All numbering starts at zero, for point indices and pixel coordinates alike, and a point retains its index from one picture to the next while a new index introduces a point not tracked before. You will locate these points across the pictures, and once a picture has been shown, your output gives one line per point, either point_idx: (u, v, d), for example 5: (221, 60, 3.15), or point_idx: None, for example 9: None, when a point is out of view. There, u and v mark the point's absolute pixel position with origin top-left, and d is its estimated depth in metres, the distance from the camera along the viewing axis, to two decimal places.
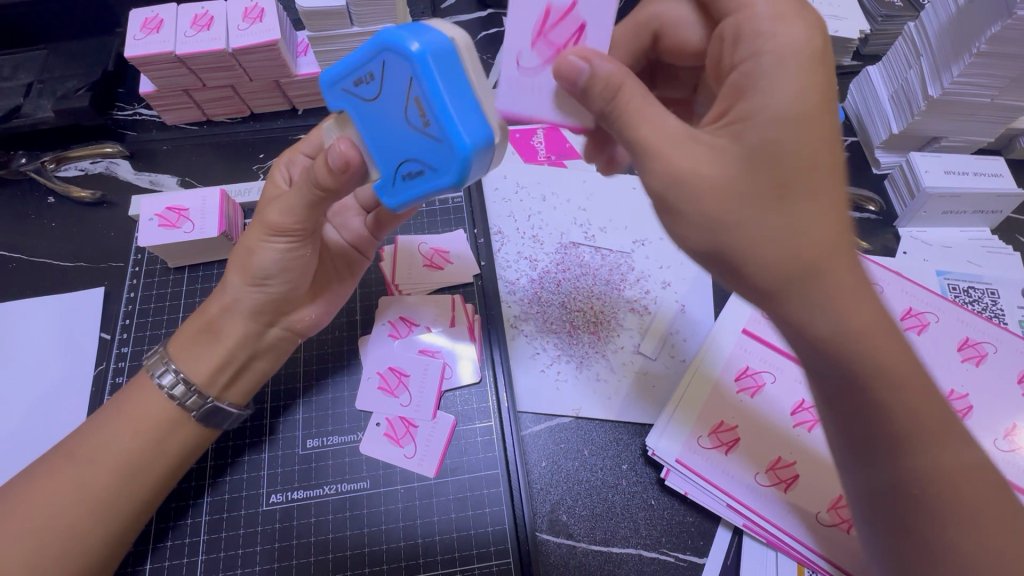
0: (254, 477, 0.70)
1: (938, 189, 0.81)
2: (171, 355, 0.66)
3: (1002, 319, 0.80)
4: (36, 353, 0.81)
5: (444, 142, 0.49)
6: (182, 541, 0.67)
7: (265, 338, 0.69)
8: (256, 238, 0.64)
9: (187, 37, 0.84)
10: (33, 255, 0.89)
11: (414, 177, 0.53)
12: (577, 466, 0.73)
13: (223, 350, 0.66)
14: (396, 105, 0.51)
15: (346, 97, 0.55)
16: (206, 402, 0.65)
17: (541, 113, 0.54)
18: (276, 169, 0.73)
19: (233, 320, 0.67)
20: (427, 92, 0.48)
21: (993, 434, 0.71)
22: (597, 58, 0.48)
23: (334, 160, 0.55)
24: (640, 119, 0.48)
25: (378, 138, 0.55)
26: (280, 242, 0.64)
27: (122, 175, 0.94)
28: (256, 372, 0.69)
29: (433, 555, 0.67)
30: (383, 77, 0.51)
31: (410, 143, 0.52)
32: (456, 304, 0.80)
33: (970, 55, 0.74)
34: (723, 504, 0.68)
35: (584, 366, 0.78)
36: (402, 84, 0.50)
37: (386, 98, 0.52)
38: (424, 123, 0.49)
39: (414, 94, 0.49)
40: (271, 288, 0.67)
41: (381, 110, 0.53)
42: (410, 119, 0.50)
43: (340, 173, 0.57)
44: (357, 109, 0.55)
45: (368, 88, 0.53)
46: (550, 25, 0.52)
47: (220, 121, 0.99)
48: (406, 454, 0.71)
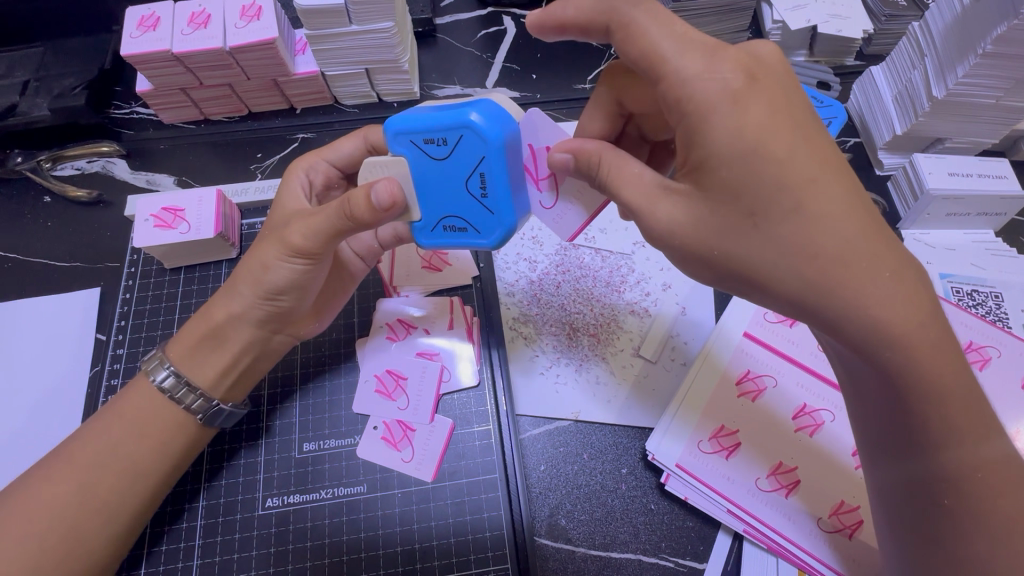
0: (251, 480, 0.70)
1: (942, 191, 0.80)
2: (171, 358, 0.65)
3: (1006, 322, 0.79)
4: (30, 355, 0.80)
5: (495, 215, 0.57)
6: (177, 545, 0.67)
7: (270, 343, 0.69)
8: (271, 255, 0.62)
9: (184, 35, 0.83)
10: (29, 255, 0.88)
11: (453, 231, 0.60)
12: (576, 470, 0.72)
13: (228, 356, 0.66)
14: (461, 173, 0.55)
15: (410, 148, 0.56)
16: (211, 405, 0.65)
17: (577, 222, 0.60)
18: (294, 174, 0.71)
19: (241, 327, 0.65)
20: (495, 173, 0.54)
21: None
22: (574, 146, 0.54)
23: (380, 198, 0.55)
24: (622, 174, 0.52)
25: (430, 191, 0.58)
26: (298, 262, 0.62)
27: (118, 174, 0.94)
28: (251, 374, 0.69)
29: (430, 560, 0.66)
30: (456, 148, 0.54)
31: (461, 203, 0.57)
32: (454, 308, 0.79)
33: (975, 55, 0.73)
34: (724, 510, 0.68)
35: (583, 369, 0.78)
36: (472, 160, 0.54)
37: (451, 164, 0.55)
38: (482, 196, 0.56)
39: (481, 171, 0.55)
40: (283, 301, 0.65)
41: (442, 171, 0.56)
42: (470, 189, 0.56)
43: (382, 212, 0.56)
44: (418, 161, 0.57)
45: (437, 150, 0.55)
46: (535, 169, 0.58)
47: (217, 120, 0.99)
48: (404, 458, 0.71)
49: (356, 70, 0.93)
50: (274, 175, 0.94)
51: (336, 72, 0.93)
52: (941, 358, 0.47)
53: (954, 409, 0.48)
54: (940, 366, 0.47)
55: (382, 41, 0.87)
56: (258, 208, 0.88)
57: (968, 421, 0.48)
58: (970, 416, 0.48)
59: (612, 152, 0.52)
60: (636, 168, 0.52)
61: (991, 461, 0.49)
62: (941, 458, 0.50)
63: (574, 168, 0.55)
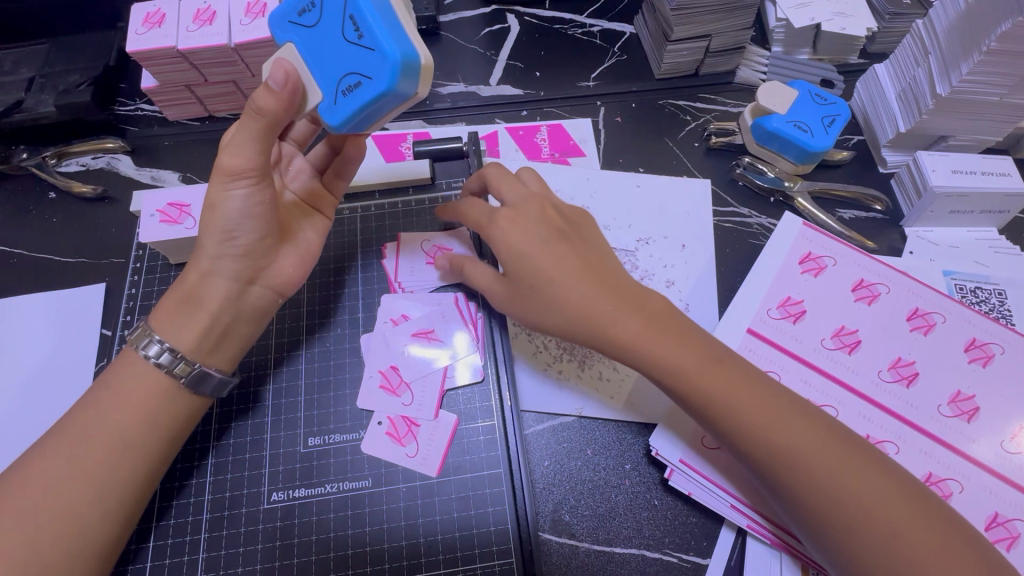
0: (256, 474, 0.70)
1: (946, 188, 0.81)
2: (155, 328, 0.65)
3: (1009, 319, 0.79)
4: (36, 350, 0.81)
5: (376, 51, 0.55)
6: (183, 538, 0.67)
7: (245, 297, 0.69)
8: (216, 191, 0.64)
9: (189, 32, 0.84)
10: (35, 250, 0.88)
11: (352, 90, 0.58)
12: (579, 466, 0.72)
13: (205, 316, 0.66)
14: (335, 25, 0.58)
15: (292, 28, 0.62)
16: (194, 368, 0.65)
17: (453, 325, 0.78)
18: None
19: (214, 283, 0.66)
20: (359, 8, 0.55)
21: (999, 437, 0.70)
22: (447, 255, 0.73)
23: (276, 77, 0.60)
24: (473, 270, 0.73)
25: (320, 60, 0.60)
26: (239, 186, 0.64)
27: (123, 170, 0.94)
28: (232, 334, 0.68)
29: (435, 554, 0.66)
30: (325, 3, 0.59)
31: (347, 57, 0.57)
32: (459, 303, 0.79)
33: (979, 52, 0.73)
34: (727, 505, 0.68)
35: (587, 365, 0.78)
36: (338, 8, 0.57)
37: (324, 19, 0.59)
38: (358, 36, 0.56)
39: (349, 13, 0.56)
40: (239, 240, 0.67)
41: (321, 34, 0.59)
42: (346, 36, 0.57)
43: (283, 92, 0.60)
44: (303, 39, 0.61)
45: (311, 16, 0.60)
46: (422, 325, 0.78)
47: (222, 117, 0.99)
48: (408, 453, 0.71)
49: None
50: None
51: None
52: (772, 414, 0.59)
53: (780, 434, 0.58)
54: (749, 408, 0.60)
55: None
56: None
57: (815, 461, 0.57)
58: (828, 455, 0.57)
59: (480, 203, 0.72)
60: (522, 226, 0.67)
61: (863, 494, 0.55)
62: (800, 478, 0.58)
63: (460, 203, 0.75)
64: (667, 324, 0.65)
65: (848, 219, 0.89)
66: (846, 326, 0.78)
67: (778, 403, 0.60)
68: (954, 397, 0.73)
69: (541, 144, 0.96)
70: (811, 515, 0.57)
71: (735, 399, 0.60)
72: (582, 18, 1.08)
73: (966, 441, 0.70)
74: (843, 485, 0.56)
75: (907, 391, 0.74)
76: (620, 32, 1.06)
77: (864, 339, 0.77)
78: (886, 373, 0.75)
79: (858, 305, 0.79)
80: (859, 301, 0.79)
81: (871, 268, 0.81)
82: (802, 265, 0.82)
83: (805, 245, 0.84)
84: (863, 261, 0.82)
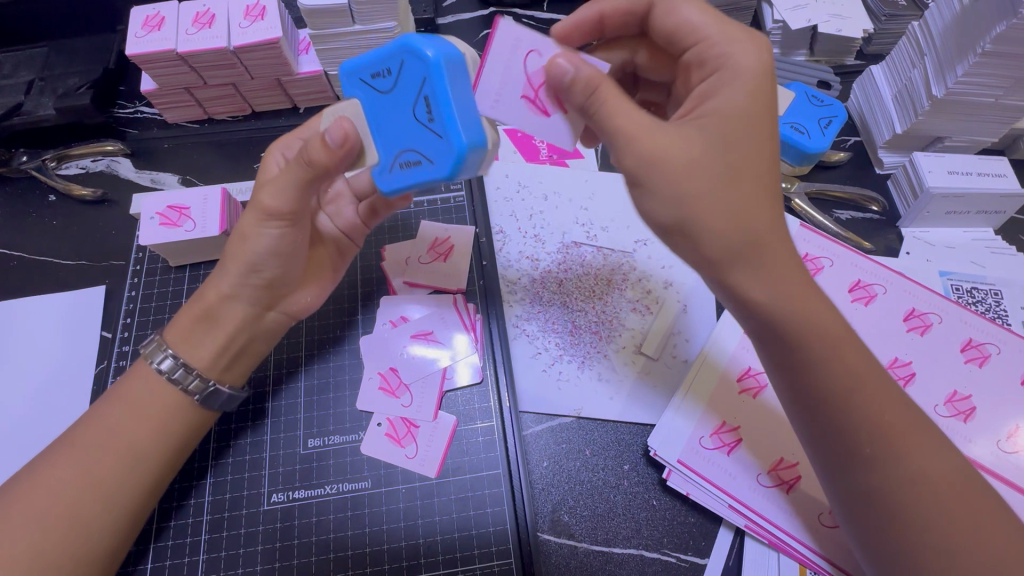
0: (256, 476, 0.70)
1: (942, 189, 0.81)
2: (169, 342, 0.65)
3: (1005, 320, 0.80)
4: (36, 354, 0.81)
5: (443, 138, 0.52)
6: (184, 540, 0.67)
7: (263, 322, 0.69)
8: (249, 223, 0.64)
9: (189, 35, 0.84)
10: (34, 253, 0.89)
11: (409, 167, 0.56)
12: (578, 467, 0.72)
13: (223, 334, 0.66)
14: (406, 99, 0.54)
15: (362, 86, 0.57)
16: (208, 386, 0.65)
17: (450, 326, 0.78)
18: (269, 154, 0.72)
19: (234, 306, 0.66)
20: (437, 93, 0.51)
21: (995, 436, 0.71)
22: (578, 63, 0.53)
23: (334, 136, 0.57)
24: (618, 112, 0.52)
25: (386, 126, 0.56)
26: (273, 227, 0.64)
27: (122, 173, 0.94)
28: (248, 352, 0.70)
29: (435, 555, 0.67)
30: (401, 75, 0.53)
31: (415, 135, 0.54)
32: (457, 304, 0.79)
33: (974, 54, 0.73)
34: (726, 505, 0.68)
35: (586, 365, 0.78)
36: (416, 82, 0.53)
37: (399, 90, 0.54)
38: (429, 119, 0.53)
39: (426, 92, 0.52)
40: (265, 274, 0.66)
41: (391, 104, 0.55)
42: (418, 114, 0.53)
43: (338, 150, 0.58)
44: (370, 99, 0.57)
45: (384, 82, 0.55)
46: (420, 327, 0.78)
47: (221, 119, 0.99)
48: (408, 454, 0.71)
49: None
50: None
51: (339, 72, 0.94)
52: (862, 373, 0.53)
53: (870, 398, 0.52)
54: (838, 351, 0.52)
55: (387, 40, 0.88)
56: None
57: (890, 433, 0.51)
58: (906, 431, 0.52)
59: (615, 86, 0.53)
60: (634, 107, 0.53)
61: (934, 475, 0.50)
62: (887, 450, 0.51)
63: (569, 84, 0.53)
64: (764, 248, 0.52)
65: (845, 220, 0.89)
66: None
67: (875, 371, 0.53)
68: (951, 396, 0.73)
69: (540, 146, 0.96)
70: (878, 505, 0.52)
71: (833, 362, 0.52)
72: None
73: (964, 441, 0.70)
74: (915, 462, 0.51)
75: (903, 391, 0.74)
76: None
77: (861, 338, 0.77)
78: None
79: (855, 305, 0.79)
80: (856, 301, 0.79)
81: (868, 269, 0.82)
82: None
83: (803, 246, 0.84)
84: (859, 262, 0.82)
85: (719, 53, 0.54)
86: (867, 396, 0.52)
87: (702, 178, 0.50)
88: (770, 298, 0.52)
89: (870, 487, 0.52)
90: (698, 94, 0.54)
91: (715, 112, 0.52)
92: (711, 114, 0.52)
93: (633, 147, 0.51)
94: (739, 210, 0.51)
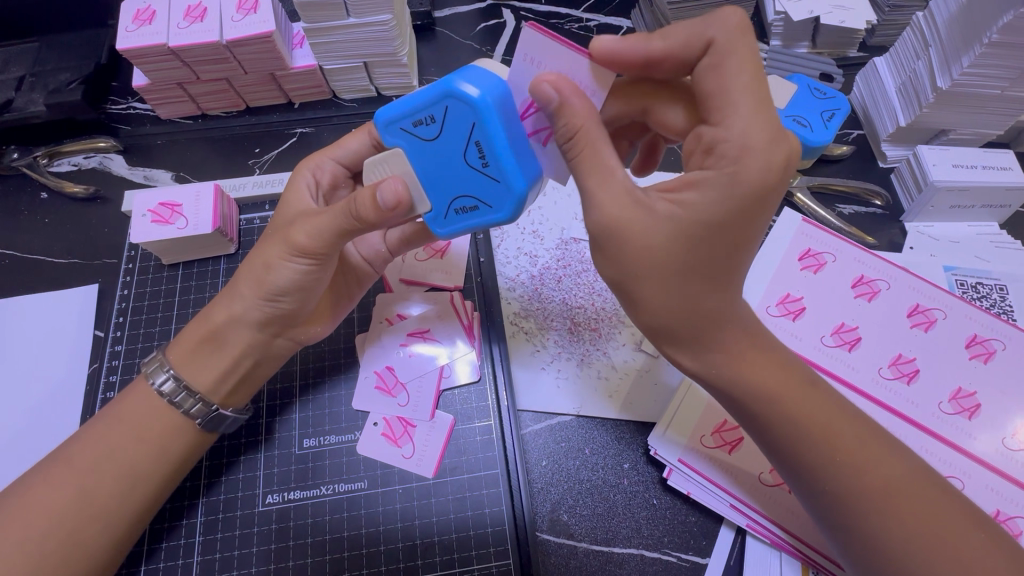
0: (251, 477, 0.69)
1: (946, 182, 0.80)
2: (171, 362, 0.65)
3: (1011, 315, 0.79)
4: (28, 353, 0.80)
5: (503, 181, 0.53)
6: (178, 542, 0.66)
7: (271, 347, 0.68)
8: (275, 255, 0.62)
9: (180, 29, 0.82)
10: (26, 251, 0.88)
11: (467, 211, 0.57)
12: (578, 466, 0.71)
13: (228, 359, 0.65)
14: (456, 148, 0.54)
15: (403, 136, 0.56)
16: (210, 409, 0.64)
17: (453, 337, 0.76)
18: (300, 174, 0.70)
19: (242, 329, 0.65)
20: (491, 138, 0.52)
21: (1000, 433, 0.70)
22: (567, 90, 0.49)
23: (385, 197, 0.55)
24: (592, 172, 0.50)
25: (432, 177, 0.57)
26: (302, 262, 0.62)
27: (115, 170, 0.93)
28: (254, 376, 0.68)
29: (432, 556, 0.66)
30: (445, 122, 0.53)
31: (468, 180, 0.55)
32: (454, 300, 0.78)
33: (981, 45, 0.72)
34: (727, 504, 0.67)
35: (585, 363, 0.77)
36: (462, 128, 0.52)
37: (445, 140, 0.54)
38: (484, 164, 0.53)
39: (475, 138, 0.52)
40: (283, 304, 0.65)
41: (437, 151, 0.55)
42: (470, 161, 0.54)
43: (389, 211, 0.56)
44: (412, 147, 0.56)
45: (427, 130, 0.54)
46: (423, 336, 0.77)
47: (215, 115, 0.98)
48: (405, 454, 0.70)
49: (354, 64, 0.92)
50: (272, 170, 0.93)
51: (334, 66, 0.92)
52: (809, 406, 0.54)
53: (823, 434, 0.54)
54: (785, 397, 0.54)
55: (382, 34, 0.86)
56: (256, 204, 0.87)
57: (833, 444, 0.53)
58: (859, 449, 0.53)
59: (598, 131, 0.50)
60: (610, 161, 0.50)
61: (889, 479, 0.52)
62: (839, 476, 0.52)
63: (552, 112, 0.50)
64: (707, 326, 0.54)
65: (848, 215, 0.88)
66: (846, 323, 0.77)
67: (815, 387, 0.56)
68: (955, 393, 0.72)
69: None
70: (854, 538, 0.52)
71: (785, 405, 0.54)
72: (579, 11, 1.06)
73: (968, 438, 0.69)
74: (867, 473, 0.52)
75: (907, 387, 0.73)
76: (618, 25, 1.04)
77: (864, 335, 0.76)
78: (886, 370, 0.74)
79: (858, 301, 0.78)
80: (859, 297, 0.78)
81: (873, 265, 0.80)
82: (801, 261, 0.81)
83: (805, 242, 0.83)
84: (862, 257, 0.81)
85: (733, 141, 0.48)
86: (800, 411, 0.54)
87: (663, 265, 0.51)
88: (697, 367, 0.56)
89: (821, 497, 0.54)
90: (688, 175, 0.51)
91: (703, 201, 0.49)
92: (712, 185, 0.49)
93: (593, 216, 0.51)
94: (686, 292, 0.52)
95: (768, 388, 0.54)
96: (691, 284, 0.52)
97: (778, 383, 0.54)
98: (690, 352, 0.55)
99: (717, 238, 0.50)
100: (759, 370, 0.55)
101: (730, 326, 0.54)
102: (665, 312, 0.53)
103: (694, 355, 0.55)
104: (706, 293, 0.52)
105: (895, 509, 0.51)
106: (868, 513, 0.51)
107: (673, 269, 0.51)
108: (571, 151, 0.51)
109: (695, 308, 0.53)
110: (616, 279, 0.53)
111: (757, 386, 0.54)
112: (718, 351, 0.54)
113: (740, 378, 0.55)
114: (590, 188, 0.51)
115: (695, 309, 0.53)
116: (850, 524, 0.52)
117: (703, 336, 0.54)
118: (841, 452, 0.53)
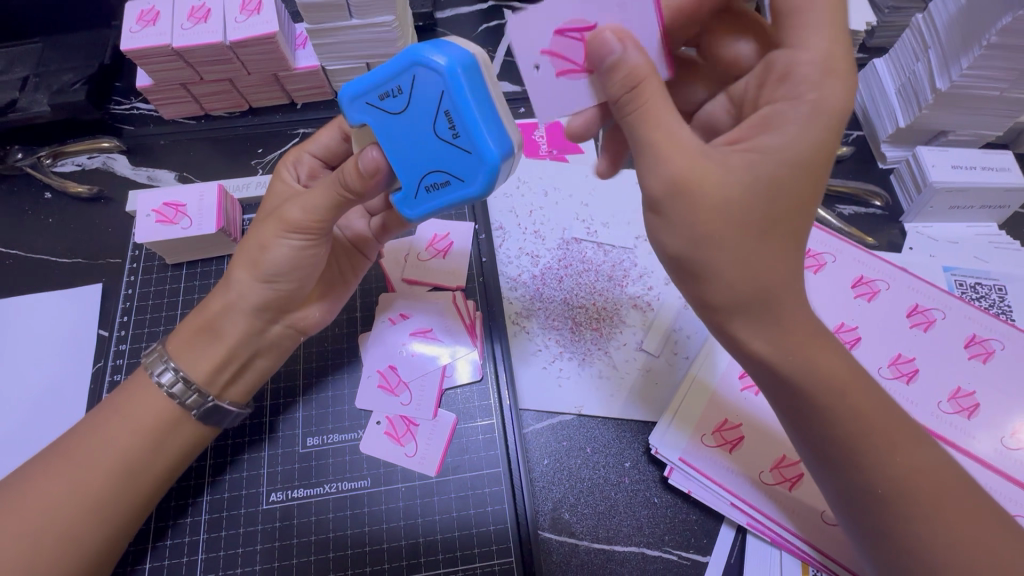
0: (255, 475, 0.70)
1: (945, 183, 0.80)
2: (170, 354, 0.65)
3: (1009, 315, 0.79)
4: (33, 352, 0.80)
5: (473, 153, 0.53)
6: (182, 540, 0.67)
7: (266, 335, 0.68)
8: (269, 234, 0.63)
9: (184, 30, 0.83)
10: (30, 251, 0.88)
11: (438, 187, 0.56)
12: (579, 464, 0.72)
13: (223, 349, 0.65)
14: (425, 118, 0.54)
15: (368, 110, 0.56)
16: (207, 401, 0.64)
17: (450, 326, 0.77)
18: (281, 169, 0.71)
19: (235, 319, 0.65)
20: (458, 106, 0.51)
21: (999, 432, 0.70)
22: (629, 45, 0.48)
23: (364, 165, 0.56)
24: (659, 119, 0.48)
25: (401, 152, 0.56)
26: (296, 239, 0.63)
27: (119, 170, 0.93)
28: (252, 367, 0.68)
29: (435, 554, 0.66)
30: (412, 92, 0.53)
31: (437, 154, 0.55)
32: (457, 301, 0.78)
33: (980, 46, 0.72)
34: (727, 503, 0.68)
35: (587, 362, 0.78)
36: (430, 98, 0.53)
37: (413, 111, 0.54)
38: (453, 136, 0.53)
39: (444, 108, 0.52)
40: (281, 284, 0.66)
41: (405, 125, 0.55)
42: (439, 133, 0.54)
43: (371, 179, 0.57)
44: (378, 121, 0.56)
45: (394, 102, 0.55)
46: (420, 326, 0.77)
47: (218, 115, 0.98)
48: (407, 452, 0.71)
49: (357, 65, 0.92)
50: (275, 171, 0.94)
51: (337, 67, 0.93)
52: (864, 403, 0.52)
53: (878, 431, 0.51)
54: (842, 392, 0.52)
55: (385, 35, 0.87)
56: (259, 204, 0.87)
57: (877, 432, 0.51)
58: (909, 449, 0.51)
59: (658, 86, 0.48)
60: (676, 121, 0.48)
61: (920, 470, 0.51)
62: (887, 474, 0.51)
63: (608, 66, 0.49)
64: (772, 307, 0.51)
65: (847, 215, 0.89)
66: (846, 323, 0.77)
67: (861, 375, 0.53)
68: (954, 393, 0.73)
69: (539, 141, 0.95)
70: (893, 540, 0.51)
71: (842, 401, 0.52)
72: None
73: (967, 438, 0.70)
74: (916, 474, 0.51)
75: (907, 387, 0.73)
76: None
77: (864, 335, 0.77)
78: (886, 369, 0.74)
79: (858, 301, 0.79)
80: (859, 297, 0.79)
81: (872, 265, 0.81)
82: None
83: (805, 242, 0.83)
84: (861, 257, 0.81)
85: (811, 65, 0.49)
86: (854, 408, 0.52)
87: (732, 230, 0.48)
88: (771, 350, 0.52)
89: (869, 496, 0.52)
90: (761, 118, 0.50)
91: (781, 142, 0.48)
92: (795, 122, 0.49)
93: (661, 171, 0.48)
94: (756, 262, 0.49)
95: (827, 381, 0.52)
96: (762, 254, 0.49)
97: (835, 375, 0.52)
98: (761, 331, 0.52)
99: (786, 202, 0.49)
100: (816, 358, 0.52)
101: (795, 308, 0.52)
102: (736, 285, 0.50)
103: (762, 334, 0.52)
104: (775, 265, 0.50)
105: (941, 512, 0.50)
106: (916, 516, 0.50)
107: (741, 237, 0.49)
108: (630, 107, 0.49)
109: (759, 283, 0.50)
110: (680, 251, 0.50)
111: (818, 377, 0.52)
112: (785, 333, 0.51)
113: (802, 366, 0.52)
114: (653, 152, 0.48)
115: (761, 283, 0.50)
116: (893, 526, 0.51)
117: (772, 308, 0.51)
118: (893, 450, 0.51)
